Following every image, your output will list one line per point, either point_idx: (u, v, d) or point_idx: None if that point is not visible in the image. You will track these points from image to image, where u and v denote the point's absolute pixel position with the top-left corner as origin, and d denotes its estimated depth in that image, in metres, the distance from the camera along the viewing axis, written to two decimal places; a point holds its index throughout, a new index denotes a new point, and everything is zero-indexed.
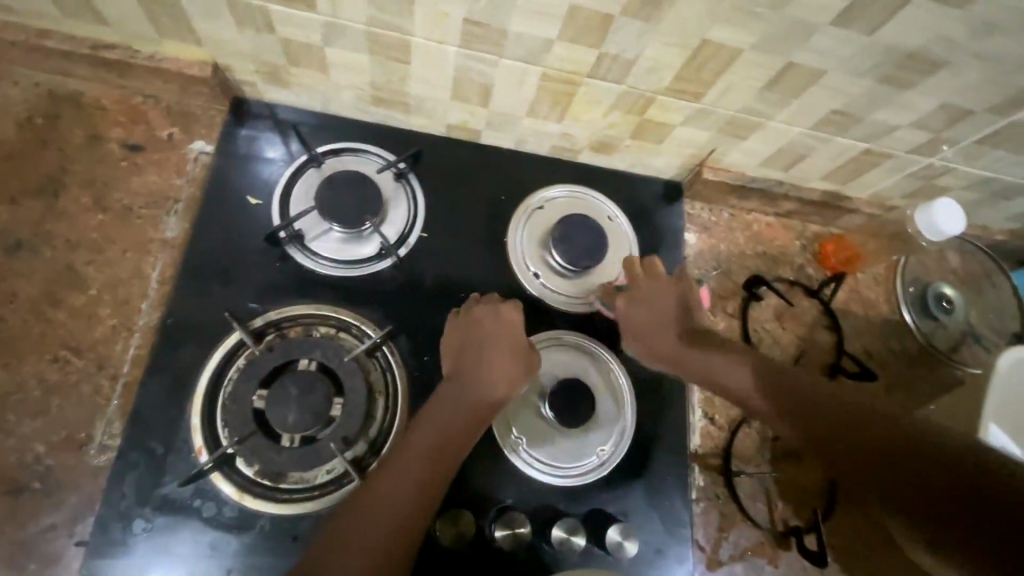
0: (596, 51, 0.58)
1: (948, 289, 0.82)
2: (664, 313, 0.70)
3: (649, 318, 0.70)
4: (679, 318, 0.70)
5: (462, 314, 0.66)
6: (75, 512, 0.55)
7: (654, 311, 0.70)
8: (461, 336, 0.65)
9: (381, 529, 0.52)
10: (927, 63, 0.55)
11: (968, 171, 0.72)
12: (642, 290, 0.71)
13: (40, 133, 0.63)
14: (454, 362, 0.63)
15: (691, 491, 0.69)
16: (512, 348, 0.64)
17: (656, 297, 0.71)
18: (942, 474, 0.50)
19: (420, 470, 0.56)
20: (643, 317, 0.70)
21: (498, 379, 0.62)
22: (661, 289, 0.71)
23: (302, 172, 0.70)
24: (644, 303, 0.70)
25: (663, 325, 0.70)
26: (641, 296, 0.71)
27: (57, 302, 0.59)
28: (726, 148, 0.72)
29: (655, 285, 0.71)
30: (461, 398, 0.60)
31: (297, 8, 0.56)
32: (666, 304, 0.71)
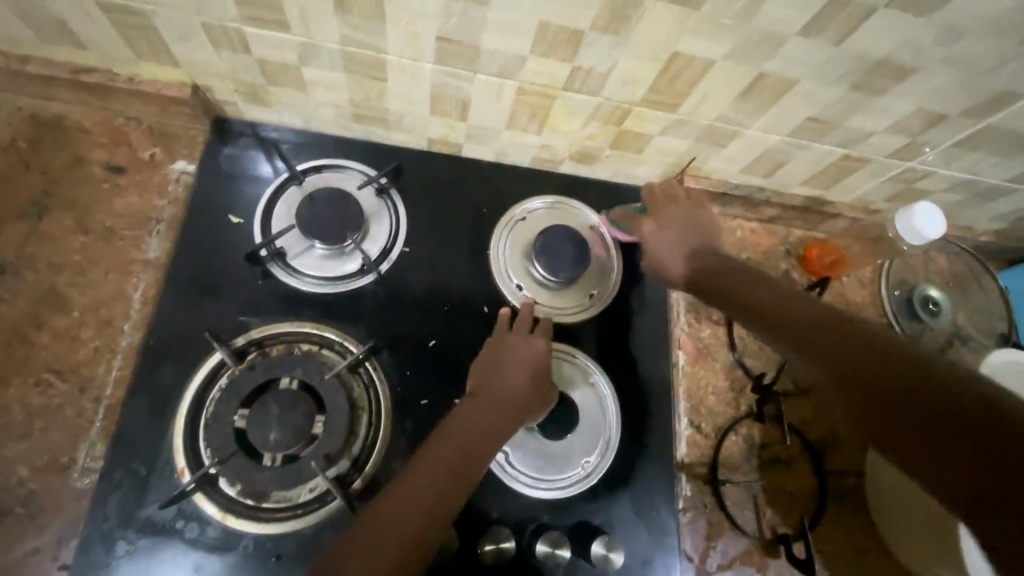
0: (569, 65, 0.58)
1: (933, 291, 0.82)
2: (682, 232, 0.71)
3: (665, 237, 0.71)
4: (695, 239, 0.70)
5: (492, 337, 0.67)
6: (59, 535, 0.55)
7: (671, 229, 0.71)
8: (490, 349, 0.66)
9: (400, 532, 0.51)
10: (898, 70, 0.56)
11: (949, 174, 0.72)
12: (662, 211, 0.72)
13: (21, 157, 0.64)
14: (482, 373, 0.64)
15: (677, 501, 0.69)
16: (539, 364, 0.65)
17: (674, 218, 0.71)
18: (955, 422, 0.40)
19: (438, 485, 0.54)
20: (659, 236, 0.72)
21: (525, 390, 0.62)
22: (681, 211, 0.72)
23: (284, 190, 0.70)
24: (660, 221, 0.72)
25: (679, 245, 0.70)
26: (658, 214, 0.72)
27: (39, 325, 0.60)
28: (706, 156, 0.72)
29: (678, 206, 0.72)
30: (483, 417, 0.60)
31: (270, 29, 0.56)
32: (682, 224, 0.71)
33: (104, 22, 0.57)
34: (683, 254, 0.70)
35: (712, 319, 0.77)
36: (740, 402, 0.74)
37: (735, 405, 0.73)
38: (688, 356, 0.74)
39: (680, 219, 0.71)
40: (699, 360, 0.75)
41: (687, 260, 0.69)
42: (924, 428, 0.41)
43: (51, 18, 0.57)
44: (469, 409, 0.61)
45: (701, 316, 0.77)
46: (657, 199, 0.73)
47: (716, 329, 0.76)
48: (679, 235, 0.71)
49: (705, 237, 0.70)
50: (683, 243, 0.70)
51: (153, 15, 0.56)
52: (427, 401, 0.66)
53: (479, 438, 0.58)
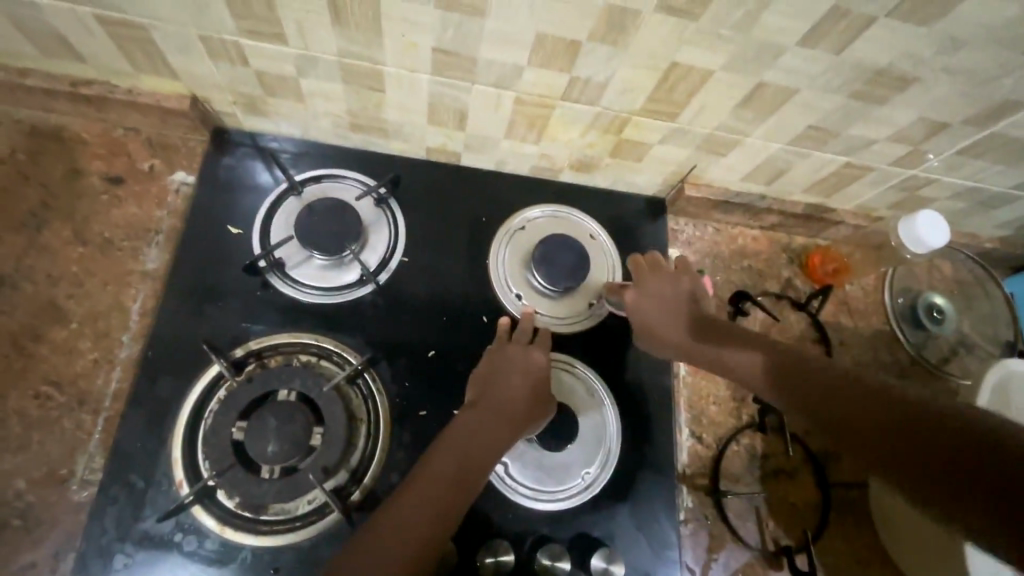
0: (568, 75, 0.58)
1: (937, 299, 0.81)
2: (672, 298, 0.70)
3: (656, 307, 0.69)
4: (685, 304, 0.69)
5: (493, 347, 0.67)
6: (56, 548, 0.55)
7: (660, 297, 0.70)
8: (489, 360, 0.66)
9: (405, 540, 0.51)
10: (899, 78, 0.55)
11: (952, 181, 0.71)
12: (649, 280, 0.71)
13: (21, 169, 0.64)
14: (482, 384, 0.64)
15: (678, 513, 0.68)
16: (540, 374, 0.65)
17: (661, 287, 0.70)
18: (954, 450, 0.45)
19: (439, 493, 0.54)
20: (650, 305, 0.70)
21: (527, 399, 0.62)
22: (668, 279, 0.71)
23: (283, 200, 0.70)
24: (647, 290, 0.70)
25: (672, 310, 0.68)
26: (645, 286, 0.71)
27: (38, 337, 0.60)
28: (706, 164, 0.72)
29: (660, 276, 0.71)
30: (482, 425, 0.60)
31: (268, 41, 0.56)
32: (671, 291, 0.70)
33: (103, 35, 0.57)
34: (678, 323, 0.68)
35: None
36: (741, 413, 0.73)
37: (737, 416, 0.73)
38: (689, 366, 0.74)
39: (669, 286, 0.70)
40: (701, 370, 0.74)
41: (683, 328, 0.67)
42: (927, 457, 0.46)
43: (50, 32, 0.57)
44: (469, 417, 0.60)
45: None
46: (643, 270, 0.72)
47: None
48: (666, 300, 0.70)
49: (697, 302, 0.69)
50: (675, 310, 0.68)
51: (151, 28, 0.56)
52: (426, 412, 0.65)
53: (481, 449, 0.58)
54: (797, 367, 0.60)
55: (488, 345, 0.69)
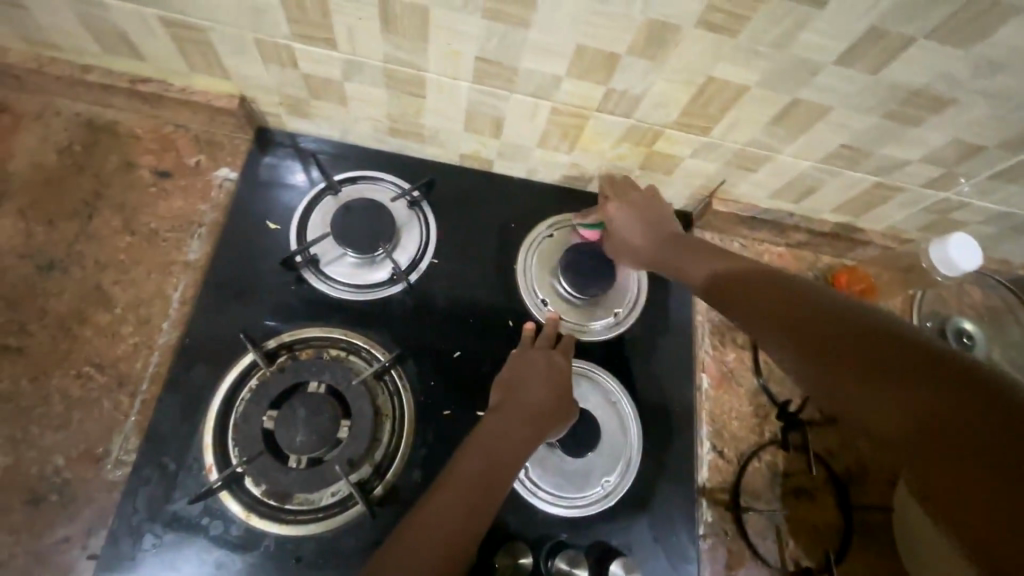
0: (604, 88, 0.59)
1: (966, 325, 0.80)
2: (647, 214, 0.71)
3: (630, 222, 0.71)
4: (657, 220, 0.71)
5: (517, 353, 0.67)
6: (90, 525, 0.56)
7: (634, 212, 0.71)
8: (513, 366, 0.66)
9: (431, 547, 0.51)
10: (934, 100, 0.56)
11: (984, 205, 0.71)
12: (627, 195, 0.72)
13: (77, 159, 0.67)
14: (505, 391, 0.64)
15: (698, 527, 0.68)
16: (563, 381, 0.65)
17: (640, 206, 0.72)
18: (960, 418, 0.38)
19: (466, 498, 0.55)
20: (624, 220, 0.71)
21: (550, 405, 0.63)
22: (642, 198, 0.72)
23: (320, 200, 0.72)
24: (625, 204, 0.71)
25: (650, 228, 0.71)
26: (622, 201, 0.72)
27: (83, 320, 0.62)
28: (735, 180, 0.73)
29: (636, 194, 0.72)
30: (506, 431, 0.60)
31: (319, 45, 0.59)
32: (648, 209, 0.71)
33: (165, 36, 0.60)
34: (650, 234, 0.70)
35: (737, 343, 0.76)
36: (764, 428, 0.73)
37: (759, 432, 0.72)
38: (712, 379, 0.74)
39: (642, 202, 0.72)
40: (723, 384, 0.74)
41: (656, 238, 0.70)
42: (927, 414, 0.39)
43: (115, 31, 0.61)
44: (493, 422, 0.61)
45: (726, 339, 0.76)
46: (617, 185, 0.73)
47: (740, 353, 0.76)
48: (646, 221, 0.71)
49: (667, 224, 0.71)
50: (649, 225, 0.70)
51: (211, 30, 0.59)
52: (449, 411, 0.66)
53: (506, 454, 0.58)
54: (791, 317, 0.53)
55: (512, 349, 0.69)
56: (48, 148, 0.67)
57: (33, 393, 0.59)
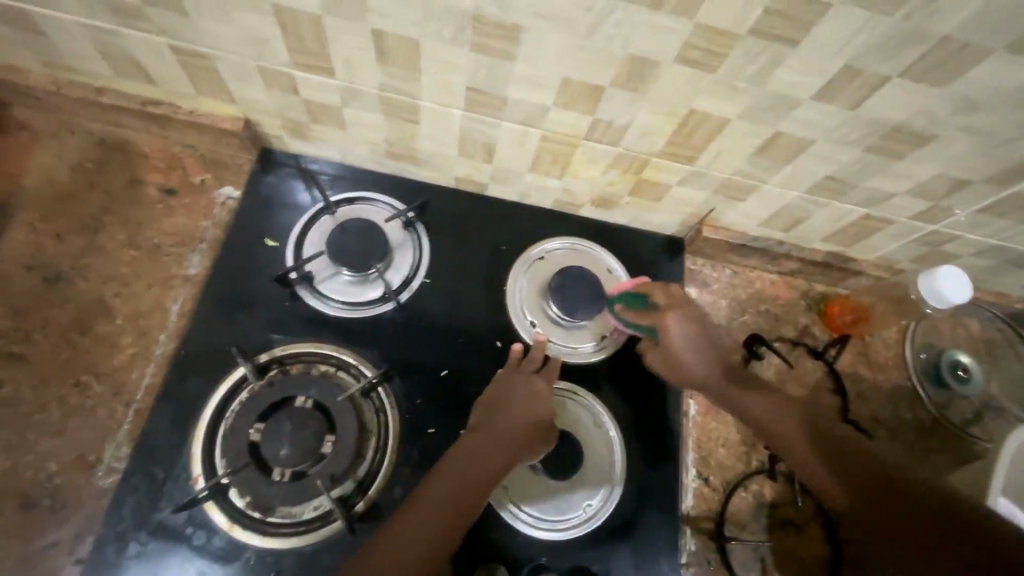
0: (590, 118, 0.61)
1: (963, 357, 0.80)
2: (702, 335, 0.71)
3: (689, 338, 0.70)
4: (711, 343, 0.71)
5: (503, 372, 0.68)
6: (77, 530, 0.58)
7: (691, 332, 0.71)
8: (501, 389, 0.67)
9: (403, 559, 0.53)
10: (915, 135, 0.56)
11: (975, 238, 0.71)
12: (687, 312, 0.72)
13: (89, 177, 0.71)
14: (489, 413, 0.65)
15: (681, 555, 0.67)
16: (546, 411, 0.65)
17: (693, 331, 0.71)
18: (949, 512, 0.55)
19: (440, 513, 0.56)
20: (684, 339, 0.70)
21: (531, 432, 0.63)
22: (694, 322, 0.72)
23: (317, 218, 0.74)
24: (683, 322, 0.71)
25: (700, 350, 0.70)
26: (682, 318, 0.71)
27: (85, 330, 0.65)
28: (724, 208, 0.74)
29: (690, 317, 0.72)
30: (485, 449, 0.61)
31: (318, 74, 0.61)
32: (700, 334, 0.71)
33: (174, 63, 0.64)
34: (707, 361, 0.70)
35: None
36: (751, 457, 0.72)
37: (746, 460, 0.72)
38: (699, 406, 0.74)
39: (698, 322, 0.72)
40: (711, 412, 0.74)
41: (715, 366, 0.70)
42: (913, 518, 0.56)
43: (127, 57, 0.64)
44: (474, 439, 0.62)
45: None
46: (674, 298, 0.74)
47: None
48: (696, 346, 0.71)
49: (717, 349, 0.71)
50: (706, 348, 0.70)
51: (216, 57, 0.62)
52: (434, 429, 0.67)
53: (488, 475, 0.60)
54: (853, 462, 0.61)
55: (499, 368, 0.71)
56: (64, 165, 0.71)
57: (33, 399, 0.61)
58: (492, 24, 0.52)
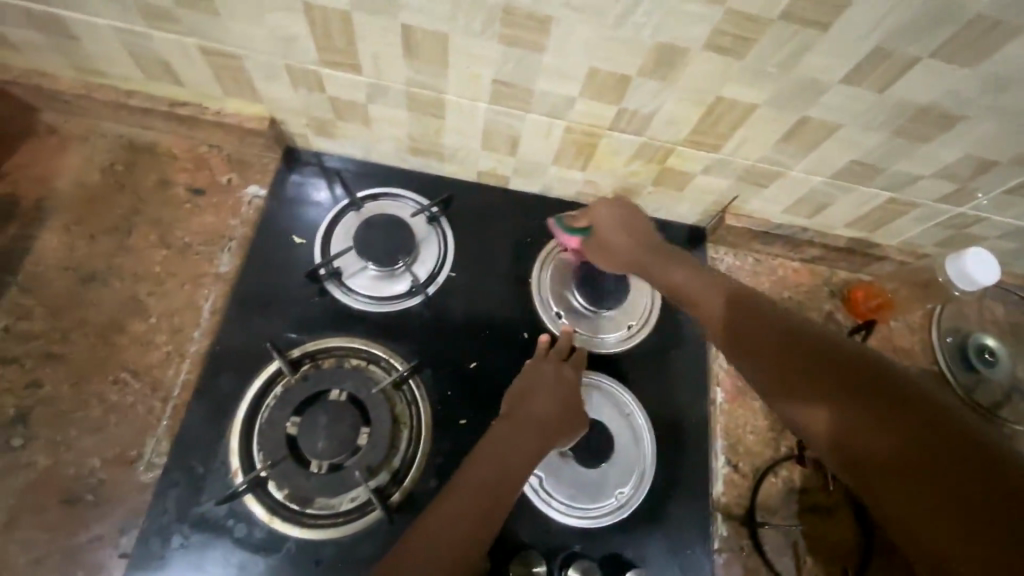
0: (615, 107, 0.62)
1: (989, 340, 0.80)
2: (629, 219, 0.73)
3: (617, 222, 0.73)
4: (641, 226, 0.73)
5: (529, 364, 0.69)
6: (120, 524, 0.59)
7: (618, 217, 0.73)
8: (525, 383, 0.67)
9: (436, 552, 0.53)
10: (943, 117, 0.56)
11: (1001, 220, 0.70)
12: (615, 202, 0.74)
13: (119, 178, 0.72)
14: (516, 405, 0.65)
15: (713, 540, 0.68)
16: (572, 403, 0.65)
17: (623, 219, 0.73)
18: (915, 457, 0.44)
19: (472, 504, 0.56)
20: (609, 221, 0.73)
21: (557, 424, 0.64)
22: (624, 212, 0.73)
23: (342, 215, 0.75)
24: (610, 210, 0.74)
25: (630, 235, 0.73)
26: (607, 204, 0.74)
27: (121, 329, 0.66)
28: (747, 196, 0.74)
29: (616, 206, 0.74)
30: (515, 440, 0.61)
31: (345, 70, 0.62)
32: (630, 222, 0.73)
33: (202, 63, 0.64)
34: (633, 240, 0.73)
35: None
36: (780, 444, 0.72)
37: (774, 446, 0.72)
38: (726, 394, 0.74)
39: (625, 211, 0.74)
40: (738, 399, 0.74)
41: (638, 242, 0.73)
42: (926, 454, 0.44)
43: (157, 58, 0.65)
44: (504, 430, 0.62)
45: None
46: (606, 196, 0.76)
47: None
48: (627, 232, 0.73)
49: (643, 233, 0.73)
50: (633, 230, 0.73)
51: (244, 57, 0.63)
52: (465, 421, 0.68)
53: (513, 469, 0.59)
54: (894, 420, 0.46)
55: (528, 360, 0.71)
56: (94, 168, 0.72)
57: (74, 397, 0.62)
58: (522, 14, 0.52)
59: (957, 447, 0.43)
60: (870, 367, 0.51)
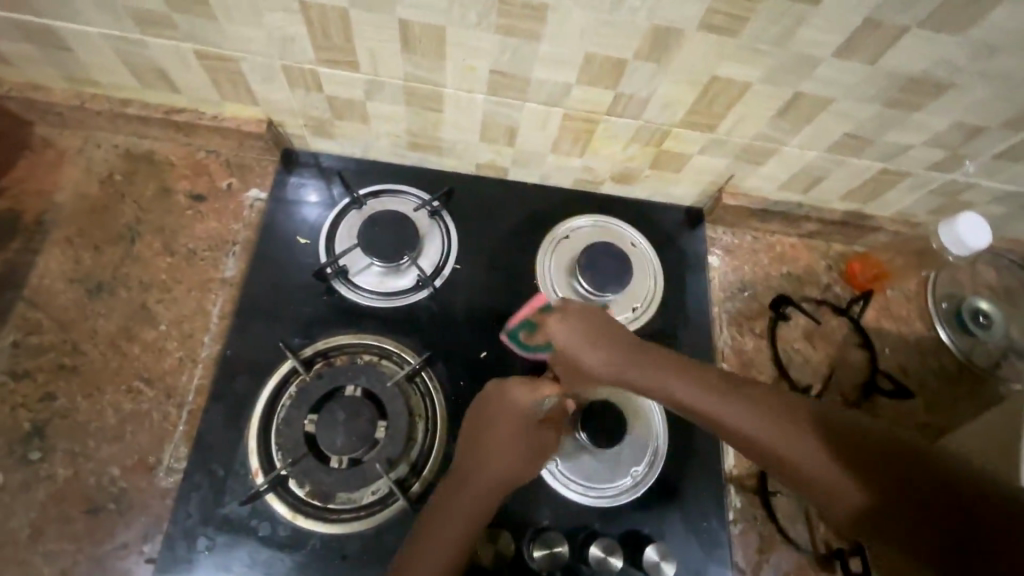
0: (612, 92, 0.62)
1: (983, 304, 0.82)
2: (590, 324, 0.64)
3: (572, 333, 0.64)
4: (605, 328, 0.64)
5: (490, 388, 0.65)
6: (145, 530, 0.60)
7: (576, 328, 0.64)
8: (478, 421, 0.63)
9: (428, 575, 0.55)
10: (932, 85, 0.58)
11: (991, 185, 0.72)
12: (569, 309, 0.66)
13: (119, 188, 0.72)
14: (473, 447, 0.62)
15: (728, 512, 0.69)
16: (533, 435, 0.63)
17: (585, 327, 0.64)
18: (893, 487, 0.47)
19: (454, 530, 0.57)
20: (566, 336, 0.64)
21: (522, 465, 0.62)
22: (582, 320, 0.64)
23: (345, 214, 0.75)
24: (564, 322, 0.65)
25: (592, 342, 0.63)
26: (559, 319, 0.65)
27: (131, 337, 0.66)
28: (744, 174, 0.75)
29: (571, 317, 0.65)
30: (481, 468, 0.60)
31: (343, 69, 0.63)
32: (593, 327, 0.63)
33: (199, 68, 0.64)
34: (601, 350, 0.62)
35: (755, 332, 0.79)
36: None
37: None
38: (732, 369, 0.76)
39: (582, 316, 0.65)
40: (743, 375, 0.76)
41: (608, 351, 0.62)
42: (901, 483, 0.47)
43: (153, 66, 0.65)
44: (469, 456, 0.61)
45: (744, 329, 0.79)
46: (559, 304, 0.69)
47: (759, 342, 0.78)
48: (592, 338, 0.63)
49: (612, 335, 0.63)
50: (597, 338, 0.63)
51: (242, 60, 0.63)
52: None
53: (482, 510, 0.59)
54: (867, 454, 0.49)
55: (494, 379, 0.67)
56: (92, 179, 0.72)
57: (89, 407, 0.63)
58: (518, 4, 0.53)
59: (912, 461, 0.47)
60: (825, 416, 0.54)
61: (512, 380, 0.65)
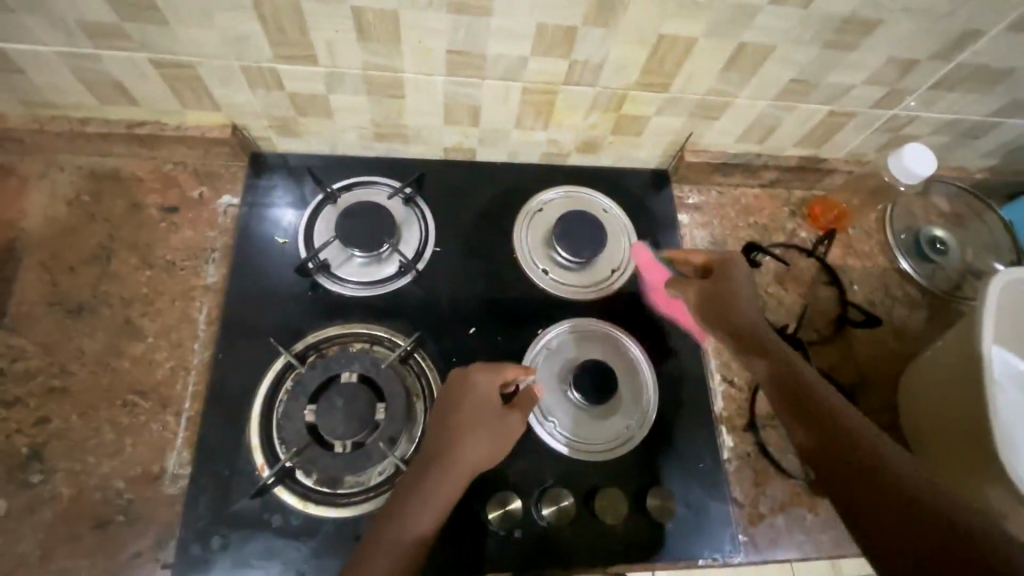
0: (566, 60, 0.65)
1: (938, 232, 0.87)
2: (722, 298, 0.70)
3: (704, 295, 0.72)
4: (733, 302, 0.69)
5: (460, 373, 0.65)
6: (158, 538, 0.60)
7: (705, 294, 0.72)
8: (444, 408, 0.63)
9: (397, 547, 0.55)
10: (864, 23, 0.61)
11: (930, 117, 0.76)
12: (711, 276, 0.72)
13: (88, 209, 0.72)
14: (445, 429, 0.61)
15: (722, 452, 0.72)
16: (501, 416, 0.64)
17: (712, 295, 0.71)
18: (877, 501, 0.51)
19: (424, 504, 0.57)
20: (696, 295, 0.72)
21: (489, 449, 0.62)
22: (721, 290, 0.70)
23: (320, 210, 0.76)
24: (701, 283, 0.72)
25: (713, 306, 0.70)
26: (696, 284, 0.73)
27: (120, 353, 0.66)
28: (701, 130, 0.78)
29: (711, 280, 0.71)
30: (453, 446, 0.60)
31: (300, 63, 0.63)
32: (720, 297, 0.70)
33: (156, 78, 0.65)
34: (722, 314, 0.70)
35: None
36: None
37: None
38: None
39: (720, 287, 0.70)
40: None
41: (729, 317, 0.69)
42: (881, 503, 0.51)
43: (109, 80, 0.65)
44: (441, 436, 0.61)
45: None
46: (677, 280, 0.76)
47: None
48: (709, 304, 0.71)
49: (735, 308, 0.69)
50: (719, 304, 0.70)
51: (200, 66, 0.63)
52: None
53: (448, 495, 0.58)
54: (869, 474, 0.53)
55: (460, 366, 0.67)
56: (59, 202, 0.71)
57: (85, 425, 0.63)
58: None
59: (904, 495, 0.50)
60: (864, 439, 0.56)
61: (477, 365, 0.65)
